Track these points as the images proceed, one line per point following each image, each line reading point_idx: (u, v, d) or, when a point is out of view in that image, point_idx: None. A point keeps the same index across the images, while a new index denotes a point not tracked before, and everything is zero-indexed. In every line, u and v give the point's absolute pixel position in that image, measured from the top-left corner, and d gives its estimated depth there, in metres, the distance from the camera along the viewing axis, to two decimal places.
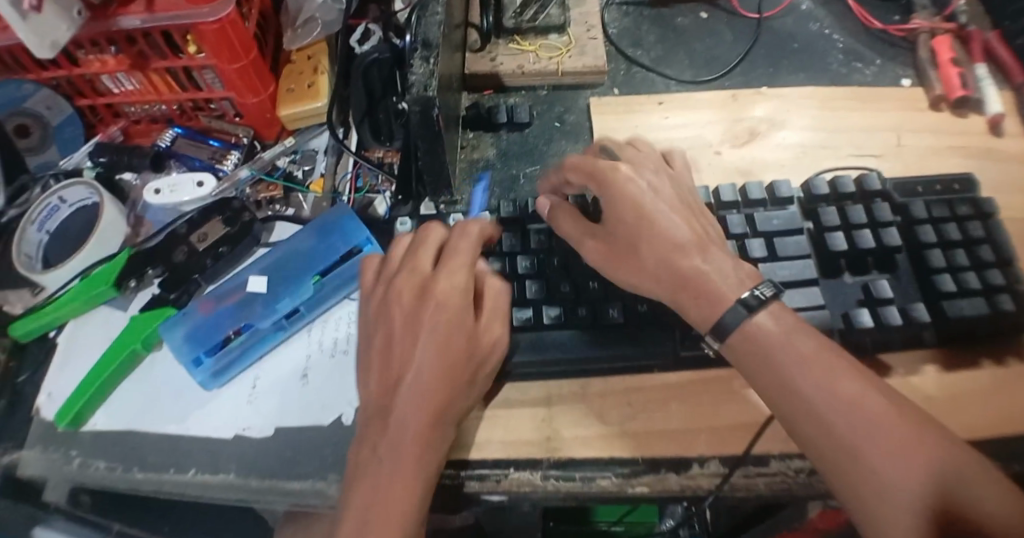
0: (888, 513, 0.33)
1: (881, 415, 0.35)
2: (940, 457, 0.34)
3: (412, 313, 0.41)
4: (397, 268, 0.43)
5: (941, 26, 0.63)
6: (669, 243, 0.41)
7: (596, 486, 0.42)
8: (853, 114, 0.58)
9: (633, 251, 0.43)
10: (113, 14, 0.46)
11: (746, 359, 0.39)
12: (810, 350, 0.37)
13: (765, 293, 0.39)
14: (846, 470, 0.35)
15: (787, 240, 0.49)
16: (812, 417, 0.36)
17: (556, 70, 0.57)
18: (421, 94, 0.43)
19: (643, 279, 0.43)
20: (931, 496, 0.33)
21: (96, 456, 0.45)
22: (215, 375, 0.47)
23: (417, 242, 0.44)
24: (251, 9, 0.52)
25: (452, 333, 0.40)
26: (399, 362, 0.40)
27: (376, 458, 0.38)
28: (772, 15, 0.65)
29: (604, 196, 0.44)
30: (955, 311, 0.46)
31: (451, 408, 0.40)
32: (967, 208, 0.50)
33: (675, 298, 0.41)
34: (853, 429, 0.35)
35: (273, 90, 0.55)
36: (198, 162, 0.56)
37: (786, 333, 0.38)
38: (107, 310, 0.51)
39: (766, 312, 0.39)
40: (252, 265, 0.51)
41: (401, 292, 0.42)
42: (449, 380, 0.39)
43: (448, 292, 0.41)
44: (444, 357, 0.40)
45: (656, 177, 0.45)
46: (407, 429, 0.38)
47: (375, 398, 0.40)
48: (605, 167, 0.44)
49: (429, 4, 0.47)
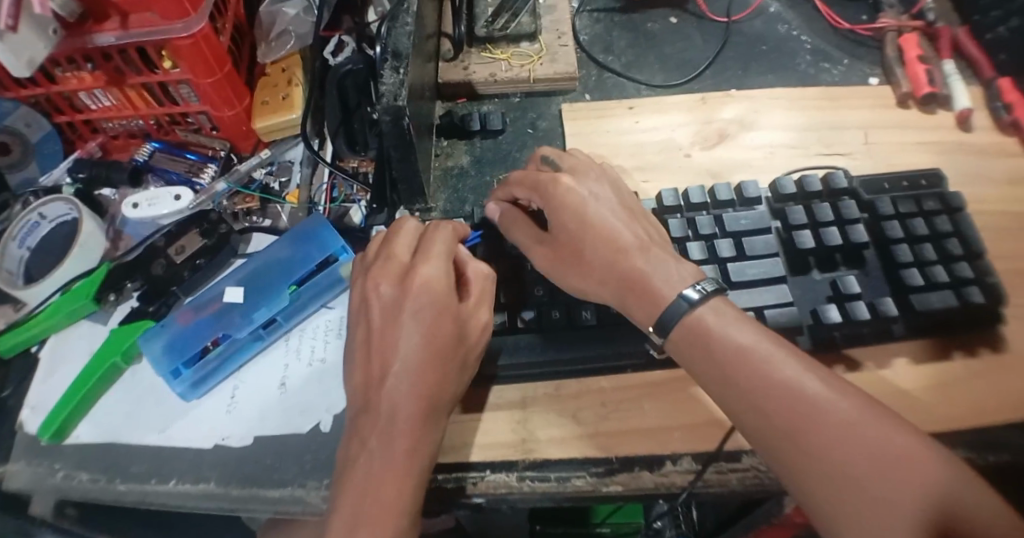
0: (827, 492, 0.35)
1: (818, 398, 0.37)
2: (897, 436, 0.36)
3: (393, 303, 0.41)
4: (374, 257, 0.44)
5: (908, 24, 0.64)
6: (612, 247, 0.43)
7: (571, 486, 0.43)
8: (821, 114, 0.59)
9: (578, 254, 0.44)
10: (88, 31, 0.46)
11: (688, 349, 0.40)
12: (747, 339, 0.39)
13: (706, 288, 0.41)
14: (785, 453, 0.36)
15: (755, 239, 0.50)
16: (751, 404, 0.38)
17: (528, 77, 0.58)
18: (391, 103, 0.44)
19: (587, 284, 0.44)
20: (891, 473, 0.34)
21: (80, 468, 0.46)
22: (194, 385, 0.47)
23: (391, 236, 0.45)
24: (224, 23, 0.53)
25: (435, 319, 0.41)
26: (379, 353, 0.40)
27: (363, 452, 0.38)
28: (741, 18, 0.66)
29: (549, 205, 0.46)
30: (923, 304, 0.47)
31: (440, 399, 0.40)
32: (934, 204, 0.52)
33: (620, 299, 0.43)
34: (788, 414, 0.37)
35: (248, 103, 0.56)
36: (175, 176, 0.56)
37: (724, 323, 0.40)
38: (88, 324, 0.52)
39: (706, 305, 0.41)
40: (230, 275, 0.52)
41: (378, 281, 0.42)
42: (437, 368, 0.40)
43: (429, 278, 0.41)
44: (430, 344, 0.40)
45: (598, 185, 0.47)
46: (397, 420, 0.39)
47: (360, 392, 0.40)
48: (546, 179, 0.46)
49: (399, 14, 0.48)
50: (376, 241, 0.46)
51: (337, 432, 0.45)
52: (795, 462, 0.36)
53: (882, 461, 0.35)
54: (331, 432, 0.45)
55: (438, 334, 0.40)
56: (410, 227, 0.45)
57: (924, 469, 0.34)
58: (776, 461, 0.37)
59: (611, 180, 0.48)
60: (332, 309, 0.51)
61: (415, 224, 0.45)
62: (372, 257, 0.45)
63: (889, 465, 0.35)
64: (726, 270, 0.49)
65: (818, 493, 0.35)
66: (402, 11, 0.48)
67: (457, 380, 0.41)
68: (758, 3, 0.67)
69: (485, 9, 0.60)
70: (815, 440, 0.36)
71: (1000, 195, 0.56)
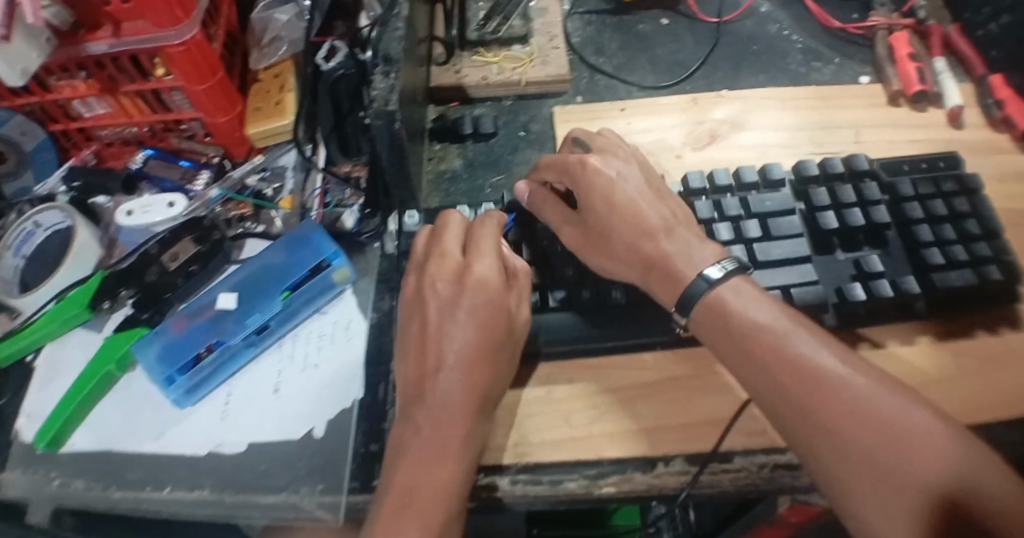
0: (850, 473, 0.35)
1: (840, 377, 0.37)
2: (915, 412, 0.36)
3: (449, 298, 0.43)
4: (424, 257, 0.46)
5: (899, 22, 0.64)
6: (636, 230, 0.44)
7: (564, 489, 0.43)
8: (812, 113, 0.59)
9: (604, 237, 0.45)
10: (82, 40, 0.46)
11: (710, 329, 0.41)
12: (767, 319, 0.39)
13: (728, 266, 0.42)
14: (805, 434, 0.36)
15: (781, 219, 0.50)
16: (772, 384, 0.38)
17: (520, 80, 0.58)
18: (383, 108, 0.44)
19: (614, 265, 0.45)
20: (910, 452, 0.34)
21: (75, 475, 0.46)
22: (188, 392, 0.47)
23: (439, 231, 0.46)
24: (217, 30, 0.53)
25: (489, 314, 0.42)
26: (434, 346, 0.42)
27: (416, 438, 0.40)
28: (732, 19, 0.66)
29: (579, 188, 0.47)
30: (944, 281, 0.48)
31: (490, 392, 0.42)
32: (952, 185, 0.53)
33: (645, 278, 0.44)
34: (809, 393, 0.37)
35: (241, 110, 0.56)
36: (169, 183, 0.56)
37: (745, 304, 0.40)
38: (83, 332, 0.52)
39: (727, 286, 0.41)
40: (222, 281, 0.52)
41: (436, 278, 0.43)
42: (486, 362, 0.41)
43: (485, 275, 0.43)
44: (484, 338, 0.42)
45: (626, 165, 0.47)
46: (449, 408, 0.40)
47: (413, 384, 0.42)
48: (573, 162, 0.47)
49: (390, 19, 0.48)
50: (424, 239, 0.47)
51: (330, 437, 0.45)
52: (815, 442, 0.36)
53: (892, 438, 0.35)
54: (324, 437, 0.45)
55: (492, 329, 0.42)
56: (456, 221, 0.46)
57: (938, 444, 0.34)
58: (794, 437, 0.37)
59: (640, 163, 0.48)
60: (325, 315, 0.51)
61: (461, 218, 0.47)
62: (422, 255, 0.46)
63: (898, 440, 0.35)
64: (753, 250, 0.49)
65: (833, 462, 0.35)
66: (392, 17, 0.49)
67: (505, 374, 0.43)
68: (749, 3, 0.67)
69: (477, 13, 0.60)
70: (826, 414, 0.36)
71: (992, 191, 0.56)
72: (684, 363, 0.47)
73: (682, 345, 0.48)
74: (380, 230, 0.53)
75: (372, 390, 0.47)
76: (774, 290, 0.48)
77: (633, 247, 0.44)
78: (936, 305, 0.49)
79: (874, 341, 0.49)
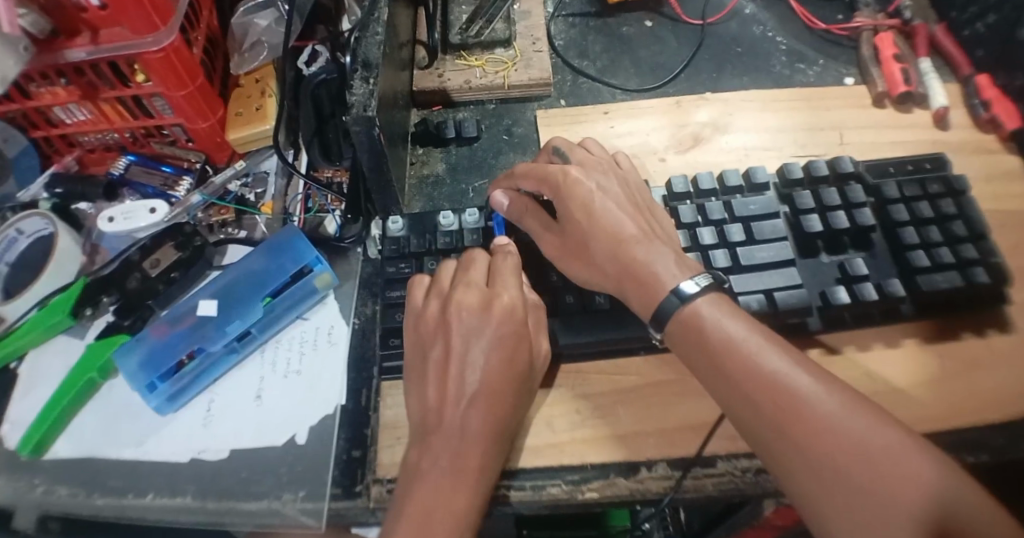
0: (821, 489, 0.35)
1: (809, 392, 0.37)
2: (885, 430, 0.36)
3: (475, 326, 0.43)
4: (449, 288, 0.45)
5: (884, 23, 0.64)
6: (615, 239, 0.44)
7: (547, 494, 0.43)
8: (796, 115, 0.59)
9: (585, 247, 0.45)
10: (59, 47, 0.46)
11: (684, 342, 0.41)
12: (738, 333, 0.39)
13: (702, 282, 0.41)
14: (777, 448, 0.37)
15: (764, 223, 0.50)
16: (744, 398, 0.38)
17: (502, 83, 0.58)
18: (361, 114, 0.44)
19: (592, 273, 0.45)
20: (880, 470, 0.34)
21: (59, 482, 0.46)
22: (170, 398, 0.47)
23: (464, 264, 0.46)
24: (197, 35, 0.53)
25: (514, 347, 0.42)
26: (456, 375, 0.42)
27: (435, 466, 0.39)
28: (716, 20, 0.66)
29: (558, 198, 0.46)
30: (929, 284, 0.49)
31: (511, 423, 0.42)
32: (939, 187, 0.53)
33: (621, 288, 0.44)
34: (780, 408, 0.37)
35: (222, 115, 0.56)
36: (150, 189, 0.57)
37: (718, 317, 0.40)
38: (66, 339, 0.52)
39: (704, 298, 0.41)
40: (203, 289, 0.52)
41: (463, 305, 0.43)
42: (506, 392, 0.41)
43: (512, 302, 0.43)
44: (509, 367, 0.42)
45: (605, 177, 0.47)
46: (468, 439, 0.40)
47: (432, 410, 0.41)
48: (555, 173, 0.47)
49: (370, 24, 0.48)
50: (448, 267, 0.47)
51: (312, 444, 0.45)
52: (786, 456, 0.36)
53: (865, 457, 0.35)
54: (306, 444, 0.46)
55: (516, 359, 0.42)
56: (481, 261, 0.46)
57: (907, 462, 0.35)
58: (765, 451, 0.37)
59: (619, 175, 0.48)
60: (307, 320, 0.51)
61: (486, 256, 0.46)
62: (425, 288, 0.46)
63: (871, 459, 0.35)
64: (736, 254, 0.49)
65: (803, 479, 0.36)
66: (371, 21, 0.49)
67: (524, 405, 0.43)
68: (733, 5, 0.67)
69: (460, 16, 0.60)
70: (797, 431, 0.36)
71: (977, 192, 0.56)
72: (667, 367, 0.47)
73: (663, 349, 0.48)
74: (361, 235, 0.54)
75: (355, 396, 0.47)
76: (756, 294, 0.48)
77: (611, 251, 0.44)
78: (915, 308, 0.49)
79: (855, 345, 0.49)
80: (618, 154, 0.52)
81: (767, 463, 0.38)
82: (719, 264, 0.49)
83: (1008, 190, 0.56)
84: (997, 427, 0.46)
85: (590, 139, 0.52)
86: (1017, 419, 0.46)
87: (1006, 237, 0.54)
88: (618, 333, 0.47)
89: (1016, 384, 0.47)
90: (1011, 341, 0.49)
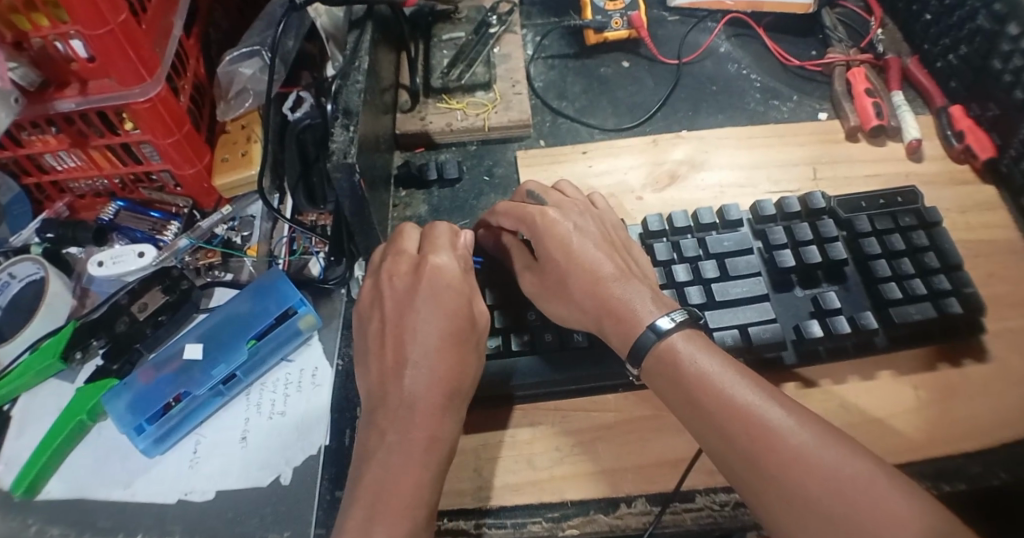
0: (791, 522, 0.35)
1: (779, 425, 0.37)
2: (854, 459, 0.35)
3: (407, 293, 0.43)
4: (381, 260, 0.46)
5: (856, 58, 0.66)
6: (592, 278, 0.44)
7: (527, 531, 0.44)
8: (770, 150, 0.61)
9: (563, 287, 0.46)
10: (49, 98, 0.47)
11: (660, 379, 0.41)
12: (714, 371, 0.39)
13: (677, 318, 0.42)
14: (748, 478, 0.37)
15: (738, 260, 0.52)
16: (721, 436, 0.38)
17: (483, 125, 0.60)
18: (341, 160, 0.45)
19: (571, 312, 0.46)
20: (853, 500, 0.34)
21: (51, 523, 0.46)
22: (157, 441, 0.48)
23: (394, 237, 0.47)
24: (184, 84, 0.55)
25: (450, 304, 0.42)
26: (396, 340, 0.41)
27: (382, 439, 0.39)
28: (692, 59, 0.68)
29: (535, 236, 0.47)
30: (902, 316, 0.49)
31: (458, 386, 0.41)
32: (911, 219, 0.54)
33: (600, 325, 0.45)
34: (752, 439, 0.37)
35: (208, 160, 0.58)
36: (139, 234, 0.58)
37: (694, 354, 0.40)
38: (56, 382, 0.52)
39: (678, 333, 0.41)
40: (189, 332, 0.53)
41: (394, 275, 0.44)
42: (447, 348, 0.41)
43: (442, 266, 0.44)
44: (448, 327, 0.41)
45: (581, 218, 0.48)
46: (416, 407, 0.39)
47: (376, 386, 0.41)
48: (533, 212, 0.48)
49: (351, 73, 0.50)
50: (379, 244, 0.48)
51: (296, 484, 0.46)
52: (758, 487, 0.36)
53: (837, 487, 0.34)
54: (290, 484, 0.46)
55: (454, 316, 0.42)
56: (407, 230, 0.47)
57: (875, 492, 0.34)
58: (740, 482, 0.37)
59: (594, 215, 0.50)
60: (291, 362, 0.52)
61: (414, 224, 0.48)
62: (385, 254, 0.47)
63: (841, 489, 0.34)
64: (711, 290, 0.50)
65: (775, 508, 0.36)
66: (353, 70, 0.51)
67: (474, 366, 0.42)
68: (708, 44, 0.69)
69: (441, 59, 0.63)
70: (768, 461, 0.36)
71: (952, 222, 0.57)
72: (645, 403, 0.48)
73: (641, 386, 0.49)
74: (345, 277, 0.55)
75: (339, 436, 0.47)
76: (731, 330, 0.49)
77: (588, 289, 0.44)
78: (891, 339, 0.50)
79: (831, 377, 0.50)
80: (592, 194, 0.53)
81: (747, 499, 0.38)
82: (694, 300, 0.50)
83: (982, 220, 0.57)
84: (972, 455, 0.46)
85: (564, 181, 0.54)
86: (993, 448, 0.47)
87: (981, 267, 0.55)
88: (596, 368, 0.48)
89: (987, 413, 0.48)
90: (987, 370, 0.50)
